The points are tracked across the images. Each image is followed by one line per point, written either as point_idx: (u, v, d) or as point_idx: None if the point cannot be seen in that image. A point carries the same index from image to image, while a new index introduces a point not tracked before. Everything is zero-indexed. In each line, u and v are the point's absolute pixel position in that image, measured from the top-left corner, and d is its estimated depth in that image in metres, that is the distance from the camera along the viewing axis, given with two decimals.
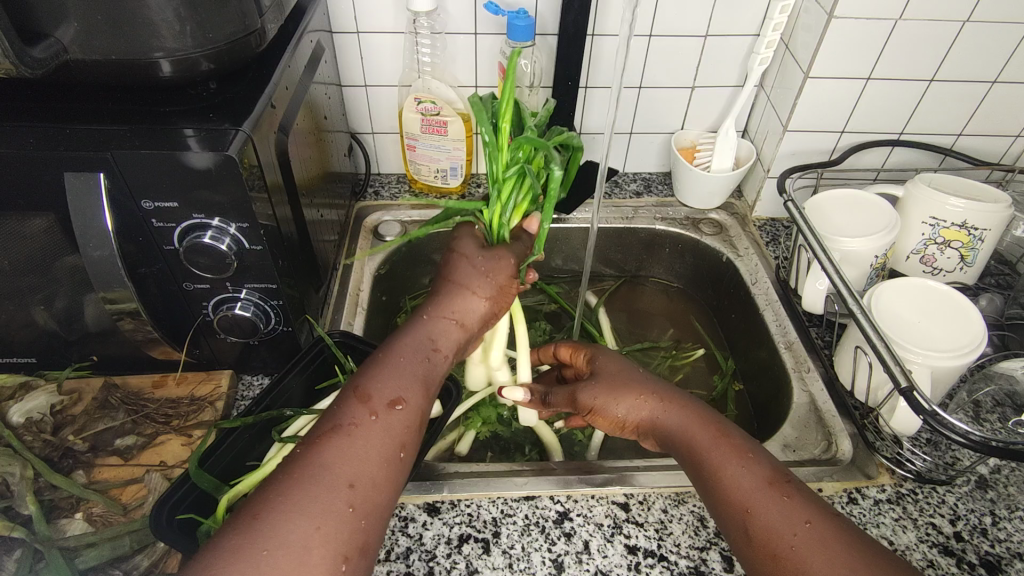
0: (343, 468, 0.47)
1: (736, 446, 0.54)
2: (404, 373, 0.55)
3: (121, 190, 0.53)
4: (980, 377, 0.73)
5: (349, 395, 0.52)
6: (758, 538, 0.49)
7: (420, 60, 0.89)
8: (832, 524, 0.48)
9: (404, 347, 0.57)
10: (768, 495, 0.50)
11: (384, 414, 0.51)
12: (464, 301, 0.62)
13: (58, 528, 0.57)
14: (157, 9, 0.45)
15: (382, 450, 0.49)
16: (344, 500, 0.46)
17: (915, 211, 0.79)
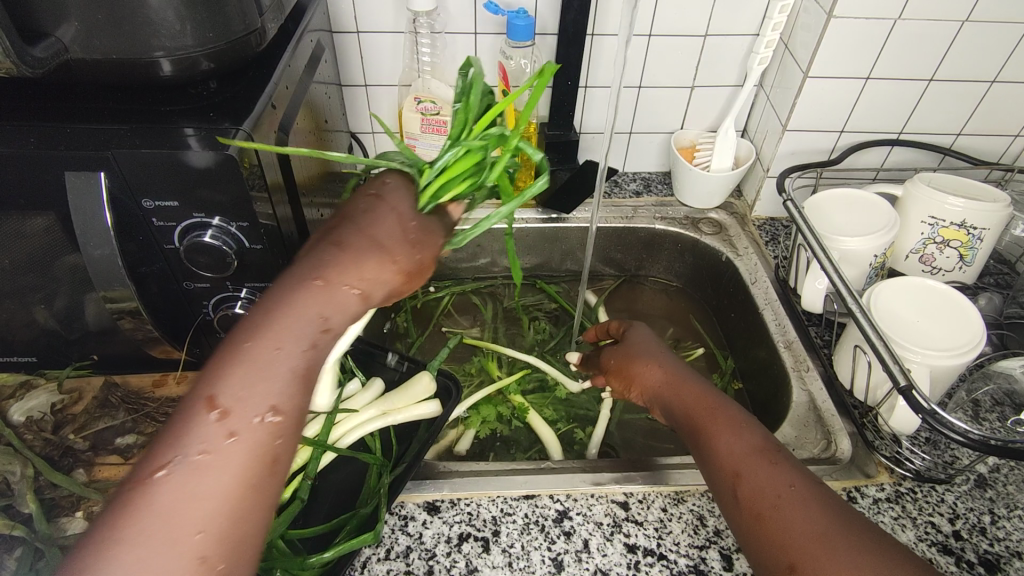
0: (190, 514, 0.36)
1: (729, 416, 0.55)
2: (275, 373, 0.39)
3: (122, 189, 0.53)
4: (978, 377, 0.74)
5: (190, 402, 0.38)
6: (747, 501, 0.49)
7: (419, 59, 0.90)
8: (821, 488, 0.47)
9: (283, 325, 0.40)
10: (756, 457, 0.51)
11: (238, 431, 0.37)
12: (366, 272, 0.43)
13: (58, 527, 0.57)
14: (158, 9, 0.45)
15: (235, 482, 0.37)
16: (191, 556, 0.35)
17: (914, 211, 0.79)
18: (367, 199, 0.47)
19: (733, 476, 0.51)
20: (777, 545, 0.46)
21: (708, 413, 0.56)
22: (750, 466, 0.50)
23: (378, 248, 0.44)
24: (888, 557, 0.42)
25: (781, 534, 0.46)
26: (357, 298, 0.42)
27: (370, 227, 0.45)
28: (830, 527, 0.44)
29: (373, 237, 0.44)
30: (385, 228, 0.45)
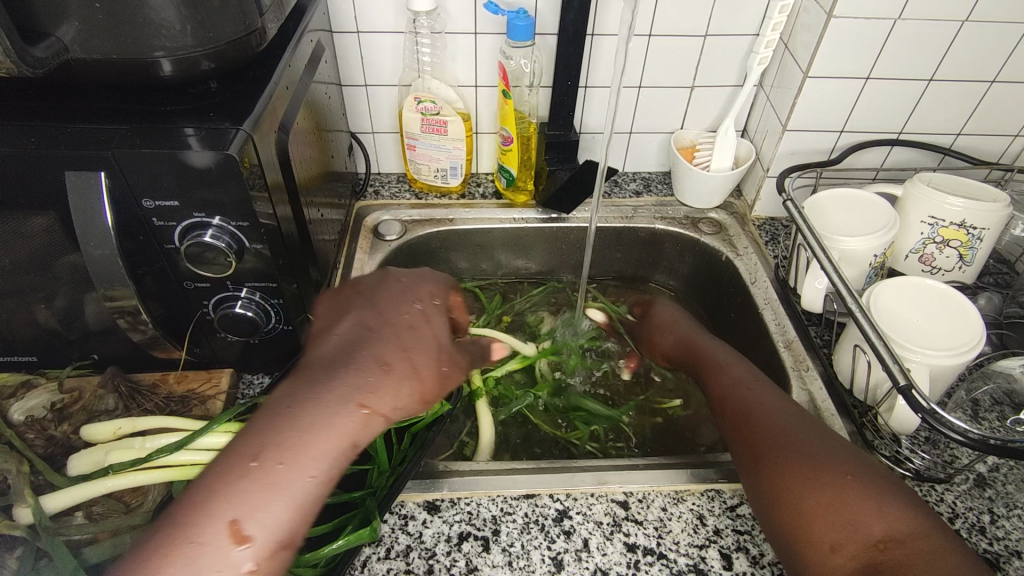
0: (295, 465, 0.42)
1: (726, 364, 0.69)
2: (298, 499, 0.42)
3: (122, 190, 0.53)
4: (978, 376, 0.73)
5: (223, 515, 0.40)
6: (733, 418, 0.61)
7: (420, 59, 0.90)
8: (790, 404, 0.60)
9: (301, 461, 0.42)
10: (742, 391, 0.63)
11: (266, 552, 0.40)
12: (374, 429, 0.47)
13: (58, 524, 0.58)
14: (158, 8, 0.45)
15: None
16: (306, 490, 0.42)
17: (914, 211, 0.79)
18: (382, 352, 0.50)
19: (724, 400, 0.63)
20: (748, 443, 0.58)
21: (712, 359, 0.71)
22: (738, 394, 0.63)
23: (419, 358, 0.52)
24: (835, 453, 0.53)
25: (747, 439, 0.58)
26: (378, 426, 0.47)
27: (379, 391, 0.48)
28: (791, 431, 0.56)
29: (377, 400, 0.47)
30: (425, 350, 0.53)
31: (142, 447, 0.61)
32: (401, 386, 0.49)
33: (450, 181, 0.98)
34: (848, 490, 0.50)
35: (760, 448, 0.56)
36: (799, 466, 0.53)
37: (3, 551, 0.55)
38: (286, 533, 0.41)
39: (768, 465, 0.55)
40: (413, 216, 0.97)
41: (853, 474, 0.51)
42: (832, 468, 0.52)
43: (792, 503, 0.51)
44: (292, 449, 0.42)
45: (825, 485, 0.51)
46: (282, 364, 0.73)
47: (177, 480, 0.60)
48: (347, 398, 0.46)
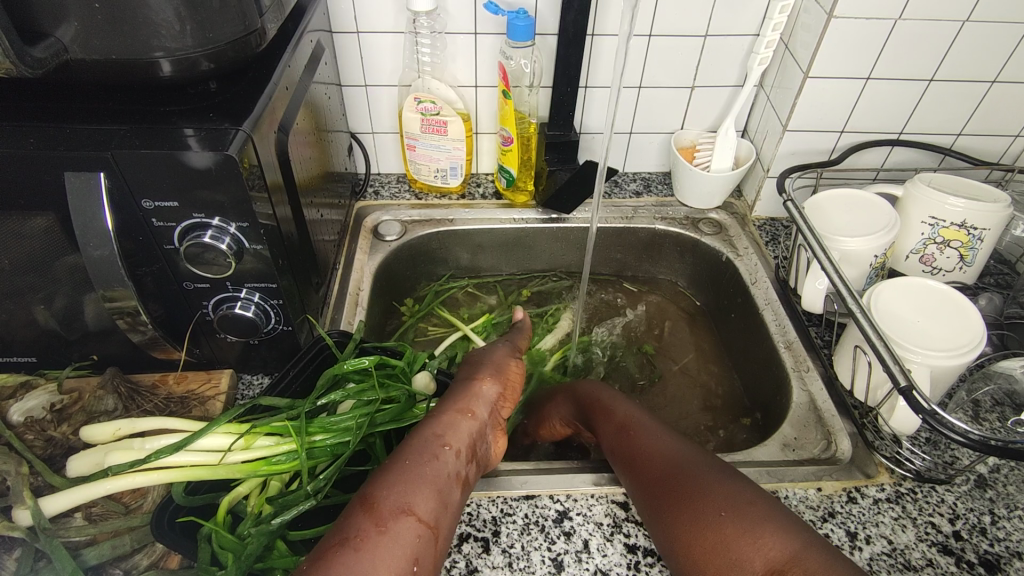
0: (410, 454, 0.49)
1: (613, 397, 0.63)
2: (413, 479, 0.47)
3: (122, 190, 0.53)
4: (979, 377, 0.73)
5: (356, 505, 0.45)
6: (625, 458, 0.56)
7: (419, 60, 0.90)
8: (682, 439, 0.55)
9: (408, 452, 0.49)
10: (631, 426, 0.58)
11: (395, 525, 0.43)
12: (465, 427, 0.53)
13: (58, 525, 0.58)
14: (157, 8, 0.45)
15: (399, 560, 0.42)
16: (427, 471, 0.48)
17: (915, 211, 0.79)
18: (462, 379, 0.59)
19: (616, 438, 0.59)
20: (642, 487, 0.53)
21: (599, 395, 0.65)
22: (626, 432, 0.58)
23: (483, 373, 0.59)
24: (718, 483, 0.48)
25: (643, 481, 0.53)
26: (470, 420, 0.53)
27: (460, 401, 0.55)
28: (674, 472, 0.51)
29: (464, 407, 0.54)
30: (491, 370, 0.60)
31: (143, 447, 0.61)
32: (475, 389, 0.57)
33: (450, 181, 0.98)
34: (727, 528, 0.44)
35: (653, 493, 0.52)
36: (680, 505, 0.48)
37: (3, 552, 0.55)
38: (408, 505, 0.45)
39: (662, 514, 0.50)
40: (413, 216, 0.97)
41: (735, 504, 0.46)
42: (709, 503, 0.47)
43: (684, 549, 0.47)
44: (405, 446, 0.50)
45: (708, 523, 0.45)
46: (282, 365, 0.73)
47: (178, 481, 0.59)
48: (437, 413, 0.54)
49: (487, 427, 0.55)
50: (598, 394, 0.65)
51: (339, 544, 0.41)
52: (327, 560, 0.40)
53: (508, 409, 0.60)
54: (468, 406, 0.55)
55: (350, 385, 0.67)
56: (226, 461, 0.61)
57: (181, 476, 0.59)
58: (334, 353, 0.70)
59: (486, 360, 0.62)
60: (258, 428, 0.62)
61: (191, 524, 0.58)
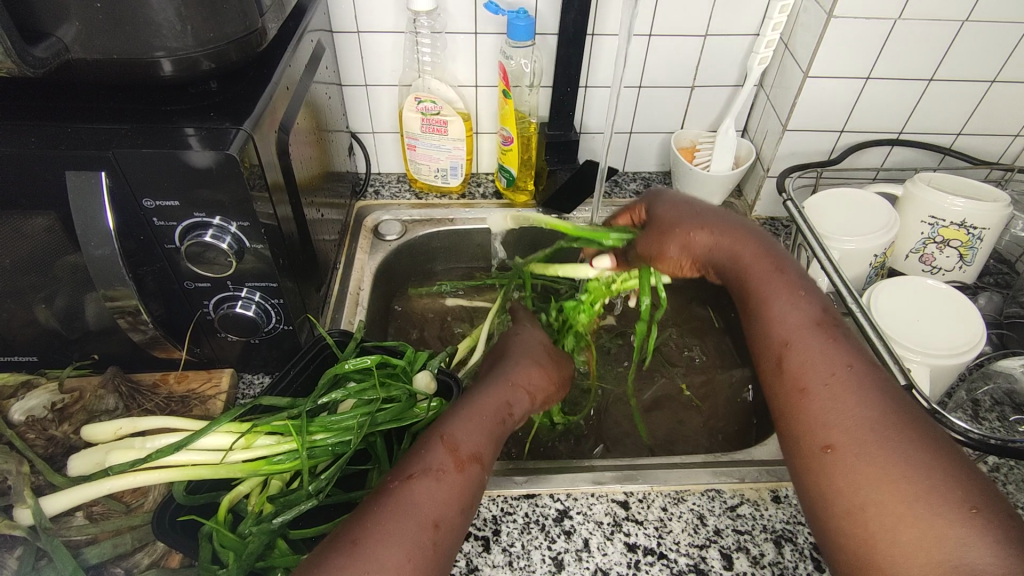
0: (483, 409, 0.54)
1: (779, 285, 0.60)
2: (484, 431, 0.53)
3: (123, 190, 0.53)
4: (978, 376, 0.73)
5: (436, 440, 0.51)
6: (790, 376, 0.54)
7: (420, 60, 0.90)
8: (872, 379, 0.51)
9: (482, 409, 0.55)
10: (792, 344, 0.55)
11: (470, 469, 0.50)
12: (526, 399, 0.58)
13: (59, 525, 0.58)
14: (158, 8, 0.45)
15: (468, 499, 0.49)
16: (495, 427, 0.54)
17: (914, 211, 0.79)
18: (522, 345, 0.65)
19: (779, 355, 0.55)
20: (813, 417, 0.51)
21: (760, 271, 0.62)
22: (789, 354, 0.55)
23: (538, 346, 0.65)
24: (923, 458, 0.46)
25: (810, 414, 0.51)
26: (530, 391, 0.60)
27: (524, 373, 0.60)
28: (894, 427, 0.48)
29: (528, 372, 0.60)
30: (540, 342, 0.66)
31: (143, 447, 0.61)
32: (533, 356, 0.63)
33: (451, 181, 0.98)
34: (947, 516, 0.43)
35: (826, 433, 0.50)
36: (886, 470, 0.46)
37: (4, 551, 0.56)
38: (480, 454, 0.51)
39: (842, 459, 0.48)
40: (413, 215, 0.97)
41: (977, 506, 0.43)
42: (936, 488, 0.44)
43: (857, 508, 0.46)
44: (483, 404, 0.55)
45: (918, 512, 0.44)
46: (282, 364, 0.73)
47: (179, 480, 0.59)
48: (505, 373, 0.60)
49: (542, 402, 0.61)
50: (762, 271, 0.61)
51: (422, 472, 0.48)
52: (409, 485, 0.47)
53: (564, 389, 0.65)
54: (534, 376, 0.61)
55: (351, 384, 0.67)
56: (227, 460, 0.61)
57: (182, 476, 0.59)
58: (334, 352, 0.70)
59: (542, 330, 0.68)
60: (259, 427, 0.62)
61: (192, 523, 0.58)
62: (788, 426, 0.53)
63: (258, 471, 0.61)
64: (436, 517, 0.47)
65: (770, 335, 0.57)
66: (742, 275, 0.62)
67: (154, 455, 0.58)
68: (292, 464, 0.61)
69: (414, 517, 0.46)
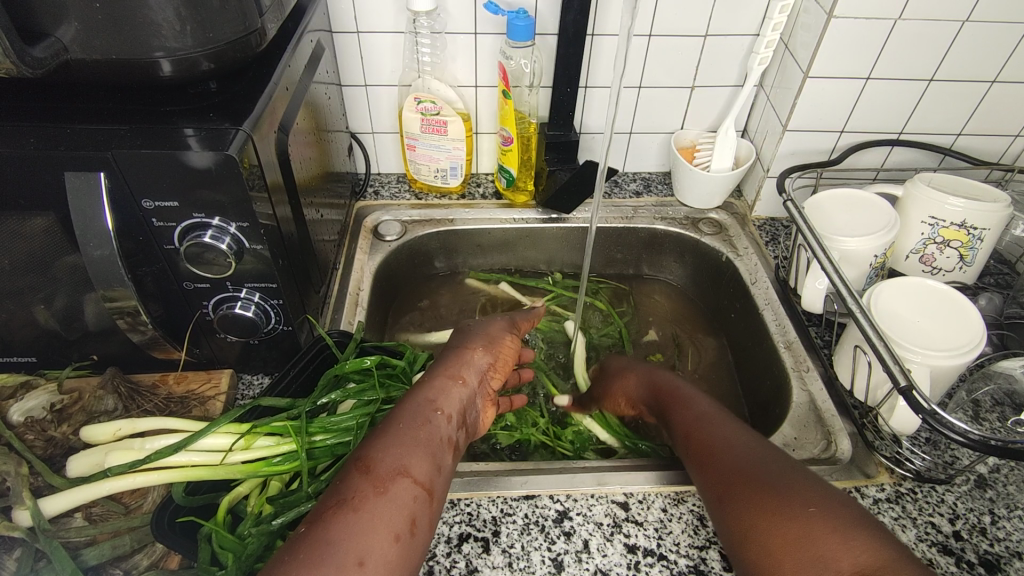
0: (406, 422, 0.52)
1: (689, 394, 0.64)
2: (407, 445, 0.50)
3: (122, 190, 0.53)
4: (979, 377, 0.73)
5: (352, 469, 0.48)
6: (693, 451, 0.57)
7: (419, 60, 0.90)
8: (760, 443, 0.54)
9: (402, 419, 0.52)
10: (704, 421, 0.59)
11: (393, 486, 0.47)
12: (455, 394, 0.56)
13: (58, 526, 0.58)
14: (157, 8, 0.45)
15: (398, 517, 0.45)
16: (421, 435, 0.51)
17: (914, 211, 0.79)
18: (455, 348, 0.63)
19: (684, 438, 0.59)
20: (711, 481, 0.53)
21: (667, 386, 0.67)
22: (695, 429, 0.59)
23: (471, 345, 0.63)
24: (796, 487, 0.48)
25: (712, 475, 0.54)
26: (462, 389, 0.57)
27: (452, 367, 0.59)
28: (751, 467, 0.51)
29: (455, 374, 0.58)
30: (472, 341, 0.64)
31: (143, 447, 0.61)
32: (465, 357, 0.61)
33: (450, 181, 0.98)
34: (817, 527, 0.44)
35: (723, 486, 0.52)
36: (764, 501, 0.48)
37: (3, 553, 0.55)
38: (404, 467, 0.48)
39: (736, 504, 0.50)
40: (413, 216, 0.97)
41: (817, 505, 0.45)
42: (795, 502, 0.46)
43: (756, 543, 0.46)
44: (403, 417, 0.52)
45: (791, 523, 0.45)
46: (282, 364, 0.73)
47: (178, 481, 0.59)
48: (431, 379, 0.57)
49: (478, 393, 0.60)
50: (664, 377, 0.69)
51: (337, 504, 0.45)
52: (325, 519, 0.44)
53: (501, 375, 0.64)
54: (465, 376, 0.59)
55: (350, 385, 0.66)
56: (227, 461, 0.61)
57: (181, 476, 0.59)
58: (334, 353, 0.70)
59: (479, 330, 0.67)
60: (258, 428, 0.62)
61: (192, 524, 0.58)
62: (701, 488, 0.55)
63: (258, 472, 0.61)
64: (360, 551, 0.42)
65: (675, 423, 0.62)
66: (665, 386, 0.67)
67: (154, 455, 0.58)
68: (292, 464, 0.61)
69: (332, 556, 0.41)
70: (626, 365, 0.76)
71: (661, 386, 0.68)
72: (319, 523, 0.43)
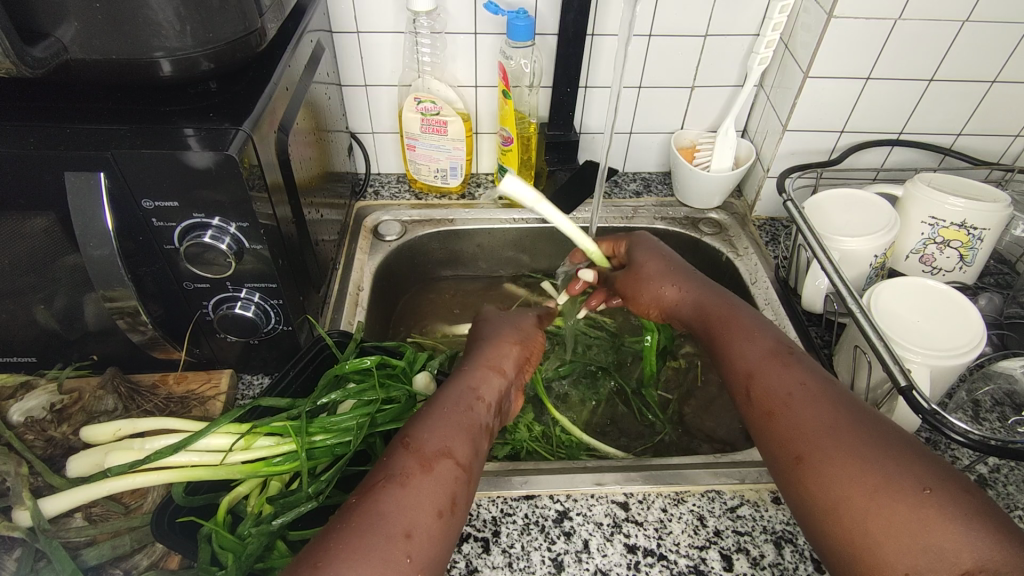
0: (451, 407, 0.53)
1: (746, 327, 0.63)
2: (452, 428, 0.51)
3: (122, 191, 0.53)
4: (979, 377, 0.73)
5: (397, 447, 0.50)
6: (760, 404, 0.56)
7: (419, 60, 0.90)
8: (835, 393, 0.53)
9: (446, 403, 0.54)
10: (777, 360, 0.58)
11: (438, 465, 0.48)
12: (495, 383, 0.58)
13: (58, 526, 0.58)
14: (158, 8, 0.45)
15: (442, 497, 0.47)
16: (468, 421, 0.53)
17: (914, 211, 0.79)
18: (490, 336, 0.65)
19: (746, 384, 0.58)
20: (784, 437, 0.52)
21: (725, 316, 0.66)
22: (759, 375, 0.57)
23: (506, 335, 0.65)
24: (894, 458, 0.47)
25: (784, 432, 0.52)
26: (501, 378, 0.59)
27: (492, 358, 0.61)
28: (836, 425, 0.50)
29: (495, 363, 0.60)
30: (507, 331, 0.66)
31: (142, 447, 0.60)
32: (503, 347, 0.62)
33: (450, 181, 0.98)
34: (928, 507, 0.44)
35: (802, 448, 0.51)
36: (855, 471, 0.47)
37: (3, 553, 0.56)
38: (448, 449, 0.50)
39: (818, 469, 0.49)
40: (413, 216, 0.97)
41: (932, 488, 0.44)
42: (899, 479, 0.45)
43: (847, 519, 0.46)
44: (448, 403, 0.54)
45: (893, 506, 0.44)
46: (282, 364, 0.73)
47: (178, 481, 0.59)
48: (472, 367, 0.59)
49: (515, 385, 0.61)
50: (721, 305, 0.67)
51: (385, 480, 0.47)
52: (373, 496, 0.46)
53: (535, 364, 0.66)
54: (505, 365, 0.60)
55: (350, 385, 0.66)
56: (227, 461, 0.61)
57: (181, 477, 0.59)
58: (334, 353, 0.70)
59: (511, 321, 0.68)
60: (258, 428, 0.62)
61: (192, 525, 0.58)
62: (768, 448, 0.54)
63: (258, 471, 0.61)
64: (407, 525, 0.44)
65: (735, 369, 0.60)
66: (720, 316, 0.66)
67: (155, 454, 0.58)
68: (292, 465, 0.61)
69: (381, 532, 0.44)
70: (663, 274, 0.74)
71: (716, 315, 0.67)
72: (370, 502, 0.45)
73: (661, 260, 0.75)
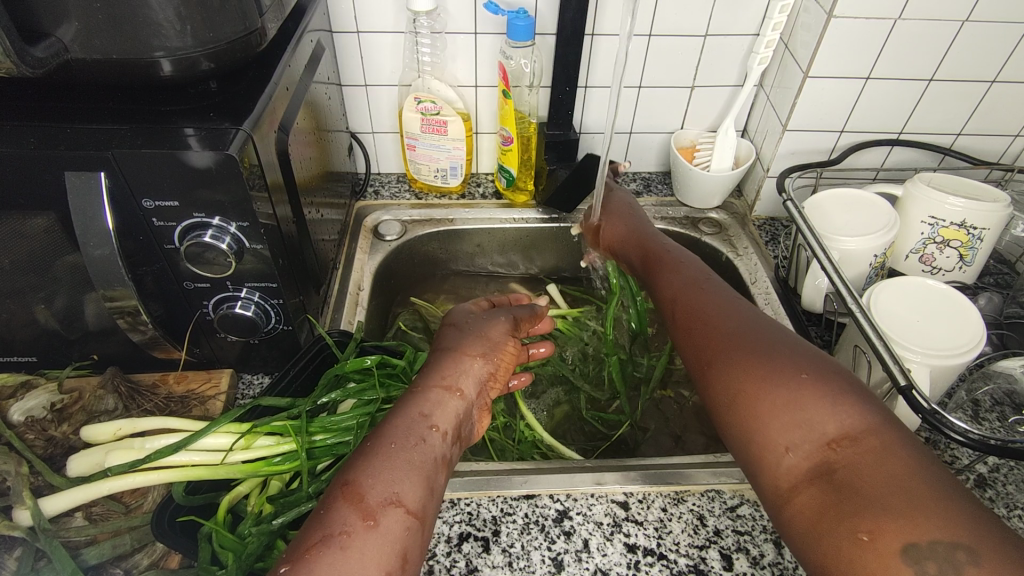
0: (400, 442, 0.49)
1: (678, 260, 0.71)
2: (402, 471, 0.47)
3: (122, 190, 0.53)
4: (979, 377, 0.73)
5: (338, 497, 0.46)
6: (680, 317, 0.63)
7: (419, 60, 0.90)
8: (742, 305, 0.60)
9: (395, 438, 0.50)
10: (697, 281, 0.65)
11: (383, 518, 0.45)
12: (451, 407, 0.54)
13: (58, 525, 0.58)
14: (158, 8, 0.45)
15: (388, 554, 0.44)
16: (417, 457, 0.49)
17: (914, 211, 0.79)
18: (451, 348, 0.60)
19: (671, 304, 0.65)
20: (695, 342, 0.59)
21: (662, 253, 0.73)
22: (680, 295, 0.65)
23: (467, 347, 0.59)
24: (779, 347, 0.53)
25: (696, 337, 0.60)
26: (460, 401, 0.55)
27: (448, 377, 0.56)
28: (737, 326, 0.57)
29: (452, 384, 0.56)
30: (471, 342, 0.60)
31: (143, 447, 0.61)
32: (462, 363, 0.58)
33: (450, 181, 0.98)
34: (804, 388, 0.49)
35: (709, 350, 0.57)
36: (747, 361, 0.53)
37: (3, 552, 0.56)
38: (396, 496, 0.46)
39: (719, 364, 0.55)
40: (413, 216, 0.97)
41: (809, 372, 0.50)
42: (784, 365, 0.51)
43: (740, 401, 0.52)
44: (397, 437, 0.50)
45: (777, 389, 0.50)
46: (282, 364, 0.73)
47: (178, 480, 0.59)
48: (425, 389, 0.55)
49: (475, 405, 0.57)
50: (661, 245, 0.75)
51: (324, 540, 0.43)
52: (310, 561, 0.42)
53: (500, 376, 0.61)
54: (464, 386, 0.56)
55: (350, 385, 0.66)
56: (227, 461, 0.61)
57: (181, 476, 0.59)
58: (334, 353, 0.70)
59: (476, 328, 0.62)
60: (258, 428, 0.62)
61: (192, 524, 0.58)
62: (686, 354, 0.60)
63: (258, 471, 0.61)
64: None
65: (664, 294, 0.67)
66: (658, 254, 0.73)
67: (155, 454, 0.59)
68: (293, 465, 0.62)
69: None
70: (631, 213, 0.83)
71: (652, 253, 0.74)
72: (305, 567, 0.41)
73: (625, 200, 0.85)
